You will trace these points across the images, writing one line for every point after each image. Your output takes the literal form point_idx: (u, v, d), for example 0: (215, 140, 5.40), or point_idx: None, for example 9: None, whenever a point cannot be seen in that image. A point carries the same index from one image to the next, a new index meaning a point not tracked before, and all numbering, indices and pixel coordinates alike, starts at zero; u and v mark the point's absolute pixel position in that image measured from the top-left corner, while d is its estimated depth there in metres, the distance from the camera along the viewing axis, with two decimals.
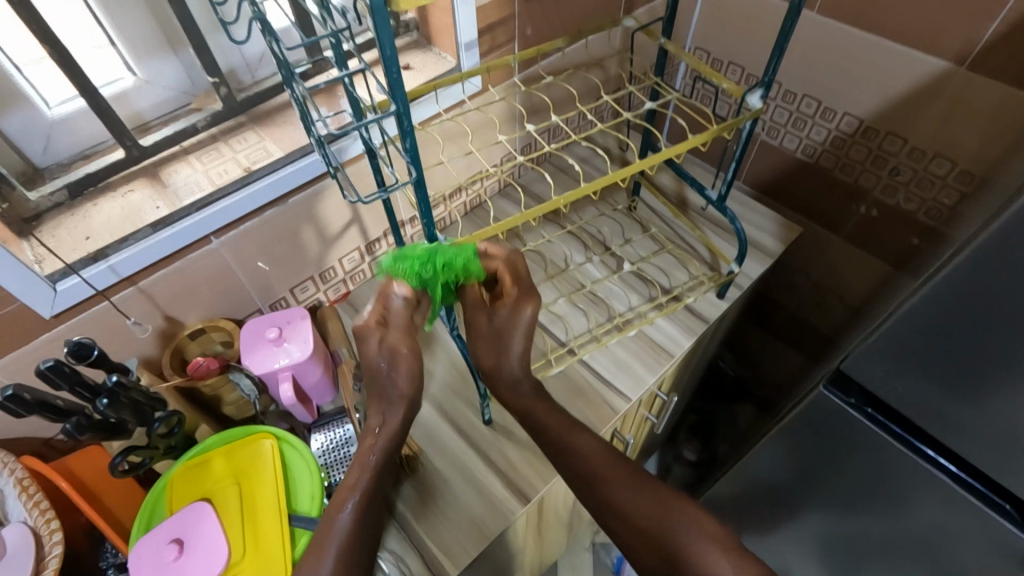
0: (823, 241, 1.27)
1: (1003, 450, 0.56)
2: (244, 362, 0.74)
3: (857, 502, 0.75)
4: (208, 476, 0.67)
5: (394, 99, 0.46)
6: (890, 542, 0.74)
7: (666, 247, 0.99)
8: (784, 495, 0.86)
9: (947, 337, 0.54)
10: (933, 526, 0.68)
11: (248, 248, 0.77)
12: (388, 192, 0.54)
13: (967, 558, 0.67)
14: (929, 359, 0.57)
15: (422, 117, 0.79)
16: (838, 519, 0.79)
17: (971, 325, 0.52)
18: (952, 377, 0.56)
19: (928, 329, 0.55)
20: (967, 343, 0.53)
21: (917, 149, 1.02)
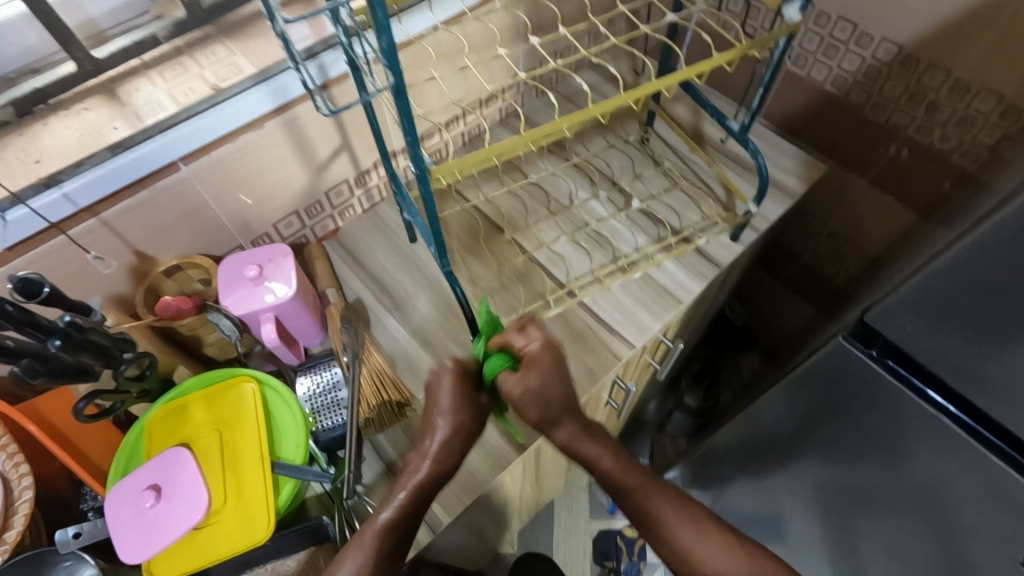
0: (845, 183, 1.19)
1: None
2: (222, 302, 0.69)
3: (860, 453, 0.72)
4: (187, 420, 0.63)
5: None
6: (892, 496, 0.71)
7: (679, 184, 0.92)
8: (785, 446, 0.84)
9: (995, 290, 0.48)
10: (939, 483, 0.64)
11: (221, 177, 0.70)
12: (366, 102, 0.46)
13: (967, 527, 0.64)
14: (967, 312, 0.51)
15: (414, 31, 0.71)
16: (833, 470, 0.77)
17: (1022, 275, 0.46)
18: (986, 333, 0.50)
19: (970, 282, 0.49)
20: (1015, 296, 0.47)
21: (961, 81, 0.92)
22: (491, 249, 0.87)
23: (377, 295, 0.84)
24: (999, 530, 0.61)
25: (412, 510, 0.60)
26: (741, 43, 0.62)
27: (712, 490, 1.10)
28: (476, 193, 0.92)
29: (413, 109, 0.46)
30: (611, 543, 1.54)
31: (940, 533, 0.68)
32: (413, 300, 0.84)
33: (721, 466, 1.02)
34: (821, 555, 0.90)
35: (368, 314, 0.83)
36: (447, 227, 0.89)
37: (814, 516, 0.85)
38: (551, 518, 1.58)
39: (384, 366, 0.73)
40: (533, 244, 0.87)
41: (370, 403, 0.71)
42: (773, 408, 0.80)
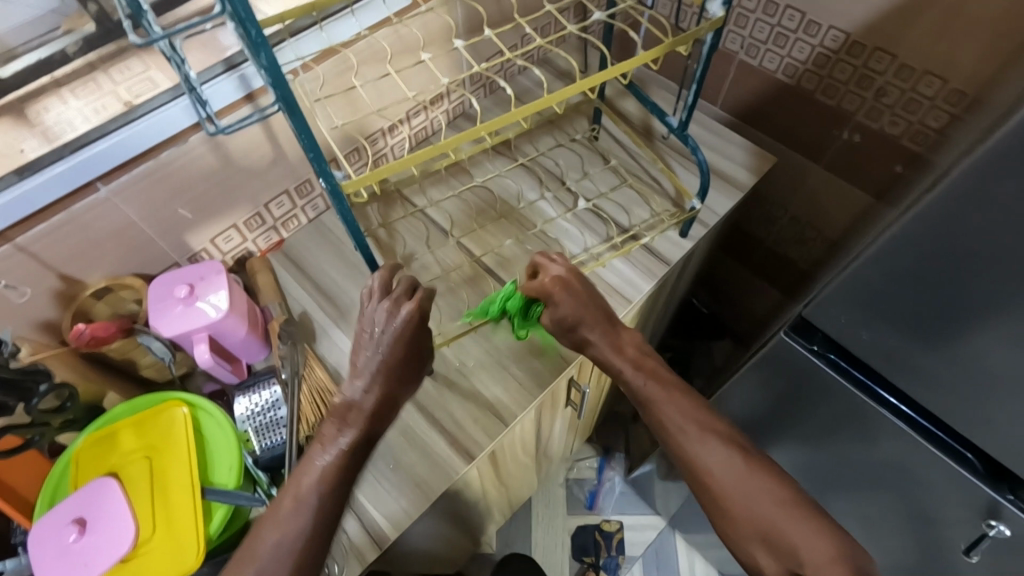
0: (801, 170, 1.18)
1: (969, 386, 0.55)
2: (151, 324, 0.67)
3: (822, 441, 0.76)
4: (115, 448, 0.61)
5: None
6: (853, 477, 0.77)
7: (626, 181, 0.91)
8: (756, 431, 0.86)
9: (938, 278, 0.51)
10: (895, 465, 0.69)
11: (146, 195, 0.68)
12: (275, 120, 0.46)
13: (924, 504, 0.70)
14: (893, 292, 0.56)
15: (339, 38, 0.68)
16: (804, 461, 0.82)
17: (954, 258, 0.49)
18: (928, 318, 0.54)
19: (906, 262, 0.53)
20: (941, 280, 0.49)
21: (905, 66, 0.92)
22: (437, 254, 0.86)
23: (323, 306, 0.83)
24: (954, 506, 0.67)
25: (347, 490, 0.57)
26: (668, 39, 0.61)
27: None
28: (423, 198, 0.90)
29: (307, 124, 0.45)
30: (589, 538, 1.54)
31: (900, 509, 0.74)
32: (359, 309, 0.82)
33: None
34: None
35: (313, 328, 0.81)
36: (394, 232, 0.88)
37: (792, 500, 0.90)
38: (529, 517, 1.58)
39: (326, 381, 0.72)
40: (481, 247, 0.86)
41: (309, 420, 0.70)
42: (735, 400, 0.84)
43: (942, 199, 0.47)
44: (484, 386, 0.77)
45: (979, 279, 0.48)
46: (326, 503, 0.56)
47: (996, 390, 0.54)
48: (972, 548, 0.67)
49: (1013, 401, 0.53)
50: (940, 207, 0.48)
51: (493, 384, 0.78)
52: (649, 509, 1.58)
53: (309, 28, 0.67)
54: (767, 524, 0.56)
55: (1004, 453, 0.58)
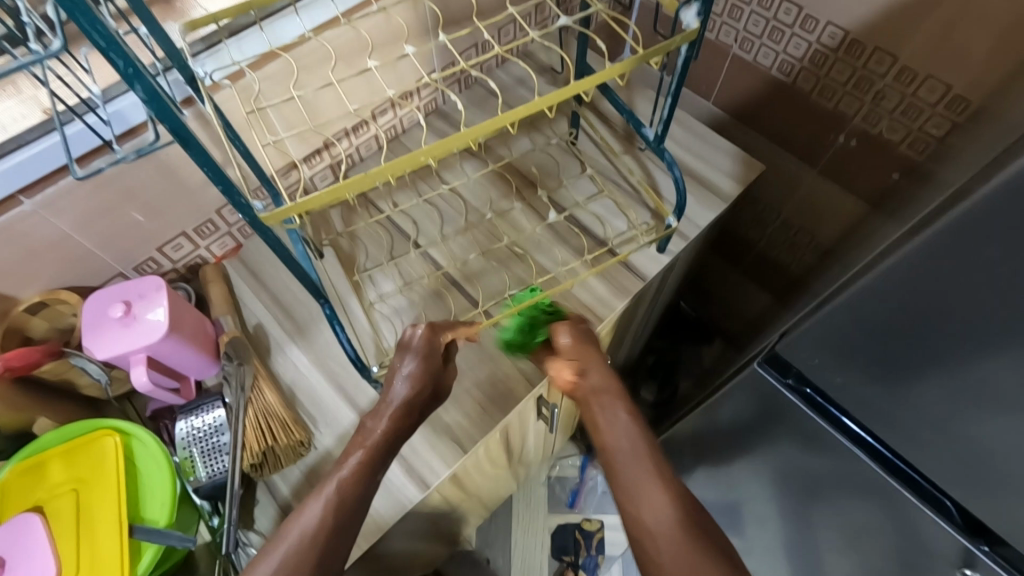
0: (794, 172, 1.13)
1: (944, 442, 0.52)
2: (84, 346, 0.63)
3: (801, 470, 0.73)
4: (43, 479, 0.59)
5: (92, 33, 0.32)
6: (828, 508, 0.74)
7: (604, 190, 0.85)
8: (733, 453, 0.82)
9: (917, 328, 0.47)
10: (867, 500, 0.67)
11: (79, 208, 0.63)
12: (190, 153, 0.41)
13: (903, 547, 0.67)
14: (871, 336, 0.52)
15: (280, 38, 0.64)
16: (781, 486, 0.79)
17: (936, 309, 0.45)
18: (908, 371, 0.51)
19: (888, 309, 0.48)
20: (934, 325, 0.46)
21: (907, 69, 0.87)
22: (399, 265, 0.81)
23: (278, 319, 0.78)
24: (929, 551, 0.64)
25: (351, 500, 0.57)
26: (639, 49, 0.55)
27: None
28: (388, 203, 0.85)
29: (207, 155, 0.40)
30: (569, 537, 1.53)
31: (879, 546, 0.71)
32: (316, 324, 0.78)
33: (680, 464, 1.00)
34: (774, 552, 0.93)
35: (268, 342, 0.78)
36: (357, 239, 0.83)
37: (767, 521, 0.88)
38: (509, 515, 1.56)
39: (273, 404, 0.68)
40: (446, 258, 0.82)
41: (254, 449, 0.66)
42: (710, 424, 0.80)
43: (923, 247, 0.43)
44: (444, 410, 0.74)
45: (963, 340, 0.44)
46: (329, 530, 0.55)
47: (975, 451, 0.50)
48: None
49: (992, 459, 0.49)
50: (921, 258, 0.44)
51: (453, 408, 0.74)
52: None
53: (250, 28, 0.63)
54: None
55: (981, 508, 0.54)
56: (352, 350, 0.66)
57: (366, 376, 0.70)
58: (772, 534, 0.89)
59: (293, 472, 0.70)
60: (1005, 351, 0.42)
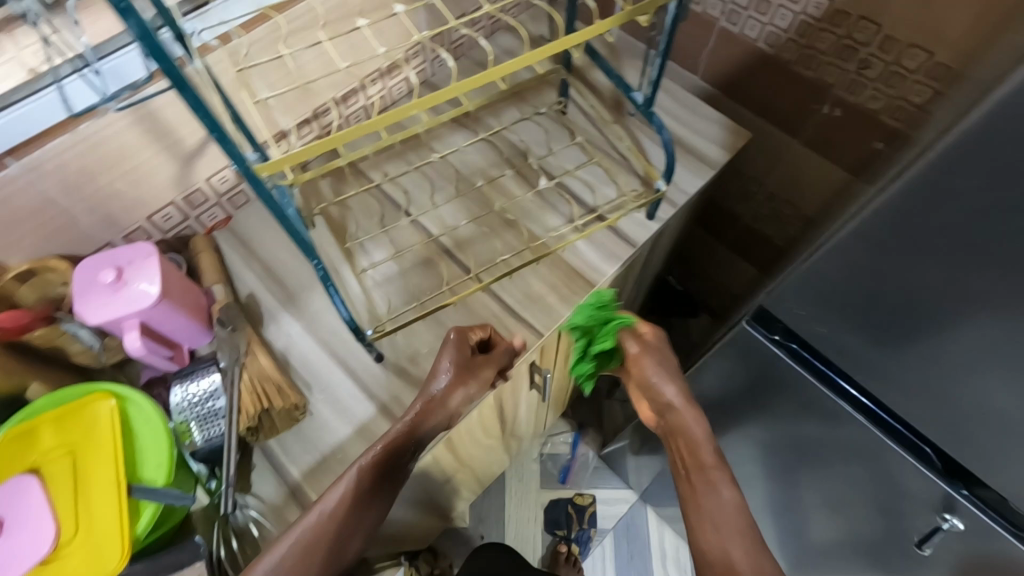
0: (779, 143, 1.14)
1: (921, 386, 0.54)
2: (74, 312, 0.63)
3: (790, 428, 0.75)
4: (34, 445, 0.58)
5: None
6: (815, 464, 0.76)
7: (593, 158, 0.86)
8: (723, 416, 0.84)
9: (897, 274, 0.49)
10: (852, 456, 0.69)
11: (65, 172, 0.63)
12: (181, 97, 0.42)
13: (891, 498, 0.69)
14: (854, 285, 0.53)
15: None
16: (770, 445, 0.81)
17: (913, 254, 0.46)
18: (890, 318, 0.52)
19: (870, 255, 0.50)
20: (914, 272, 0.47)
21: (890, 37, 0.88)
22: (390, 234, 0.81)
23: (270, 288, 0.79)
24: (914, 499, 0.66)
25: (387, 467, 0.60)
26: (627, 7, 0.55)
27: None
28: (378, 173, 0.85)
29: (201, 98, 0.41)
30: (562, 512, 1.55)
31: (866, 499, 0.72)
32: (308, 293, 0.78)
33: None
34: (764, 513, 0.95)
35: (260, 310, 0.78)
36: (347, 210, 0.83)
37: (757, 482, 0.89)
38: (502, 491, 1.58)
39: (268, 369, 0.68)
40: (437, 227, 0.82)
41: (250, 412, 0.66)
42: (700, 387, 0.82)
43: (901, 193, 0.44)
44: None
45: (942, 284, 0.46)
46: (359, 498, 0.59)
47: (952, 393, 0.52)
48: (924, 541, 0.68)
49: (970, 400, 0.51)
50: (900, 201, 0.45)
51: None
52: (622, 484, 1.59)
53: None
54: None
55: (960, 451, 0.56)
56: (345, 312, 0.67)
57: (360, 339, 0.71)
58: (761, 495, 0.91)
59: (289, 438, 0.70)
60: (983, 288, 0.43)
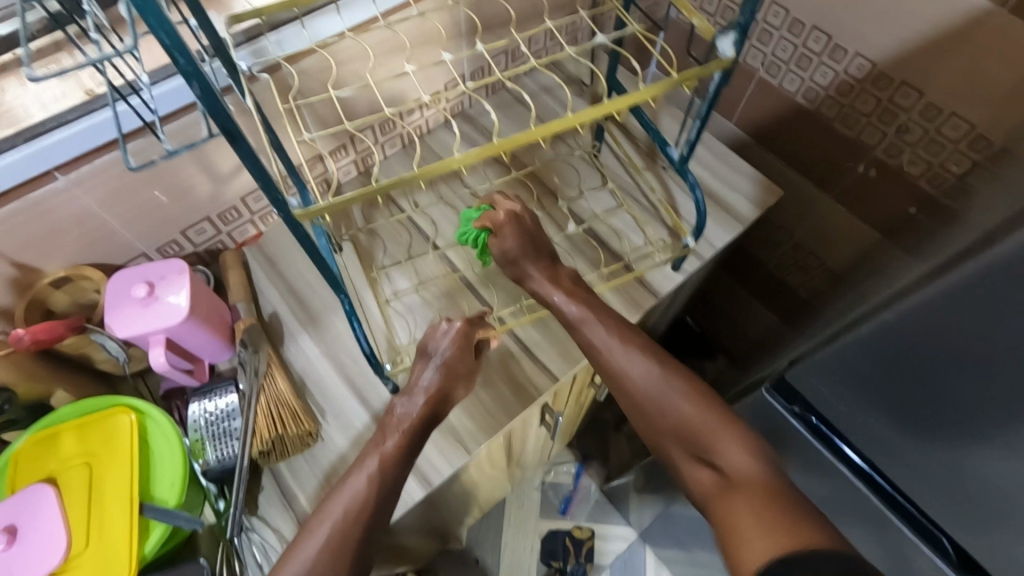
0: (809, 196, 1.13)
1: (932, 477, 0.54)
2: (105, 323, 0.64)
3: None
4: (55, 452, 0.60)
5: (159, 30, 0.33)
6: None
7: (624, 205, 0.86)
8: None
9: (926, 368, 0.50)
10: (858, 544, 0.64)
11: (110, 186, 0.64)
12: (239, 151, 0.41)
13: None
14: (884, 372, 0.53)
15: (321, 33, 0.65)
16: None
17: (950, 349, 0.48)
18: (914, 408, 0.53)
19: (905, 343, 0.51)
20: (946, 365, 0.49)
21: (932, 105, 0.87)
22: (416, 264, 0.82)
23: (293, 309, 0.80)
24: None
25: (398, 454, 0.62)
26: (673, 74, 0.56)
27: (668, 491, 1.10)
28: (409, 202, 0.86)
29: (254, 155, 0.41)
30: (559, 543, 1.53)
31: None
32: (328, 319, 0.79)
33: None
34: None
35: (282, 330, 0.79)
36: (376, 237, 0.84)
37: None
38: (500, 517, 1.56)
39: (285, 393, 0.69)
40: (462, 261, 0.83)
41: (264, 436, 0.67)
42: None
43: None
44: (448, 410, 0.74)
45: (976, 381, 0.47)
46: (381, 491, 0.60)
47: (974, 492, 0.51)
48: None
49: (996, 502, 0.50)
50: None
51: (458, 407, 0.75)
52: (622, 520, 1.57)
53: (290, 23, 0.64)
54: (672, 423, 0.58)
55: (979, 549, 0.55)
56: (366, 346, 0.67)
57: (378, 371, 0.70)
58: None
59: (300, 464, 0.71)
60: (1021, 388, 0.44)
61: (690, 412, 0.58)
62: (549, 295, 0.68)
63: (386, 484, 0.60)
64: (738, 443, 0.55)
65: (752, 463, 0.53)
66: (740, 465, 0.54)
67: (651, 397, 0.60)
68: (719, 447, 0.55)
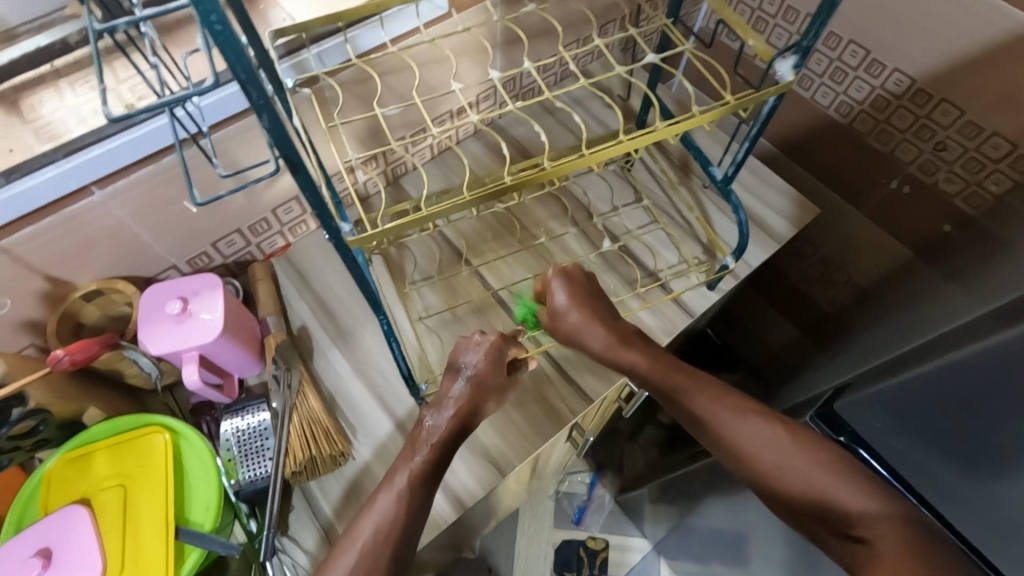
0: (838, 212, 1.11)
1: (994, 524, 0.51)
2: (138, 339, 0.63)
3: None
4: (89, 472, 0.60)
5: (233, 63, 0.34)
6: None
7: (658, 222, 0.85)
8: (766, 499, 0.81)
9: (998, 411, 0.50)
10: None
11: (145, 200, 0.63)
12: (302, 185, 0.42)
13: None
14: (947, 409, 0.53)
15: (363, 47, 0.65)
16: None
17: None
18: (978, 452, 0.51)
19: (980, 382, 0.51)
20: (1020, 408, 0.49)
21: (973, 123, 0.84)
22: (447, 279, 0.81)
23: (323, 322, 0.78)
24: None
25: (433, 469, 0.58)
26: (727, 98, 0.55)
27: (691, 509, 1.09)
28: None
29: (314, 184, 0.42)
30: (573, 554, 1.51)
31: None
32: (359, 335, 0.78)
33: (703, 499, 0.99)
34: None
35: (311, 345, 0.77)
36: (406, 250, 0.82)
37: None
38: (513, 527, 1.54)
39: (319, 412, 0.69)
40: (494, 276, 0.81)
41: (297, 456, 0.66)
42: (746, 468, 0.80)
43: None
44: (480, 430, 0.73)
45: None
46: (410, 510, 0.55)
47: None
48: None
49: None
50: None
51: (490, 428, 0.73)
52: (637, 531, 1.56)
53: (333, 36, 0.63)
54: (788, 488, 0.52)
55: None
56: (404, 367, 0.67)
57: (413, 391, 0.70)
58: None
59: (331, 483, 0.70)
60: None
61: (775, 443, 0.54)
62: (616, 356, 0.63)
63: (415, 505, 0.55)
64: (856, 490, 0.49)
65: (885, 511, 0.48)
66: (874, 514, 0.48)
67: (764, 459, 0.53)
68: (832, 496, 0.50)
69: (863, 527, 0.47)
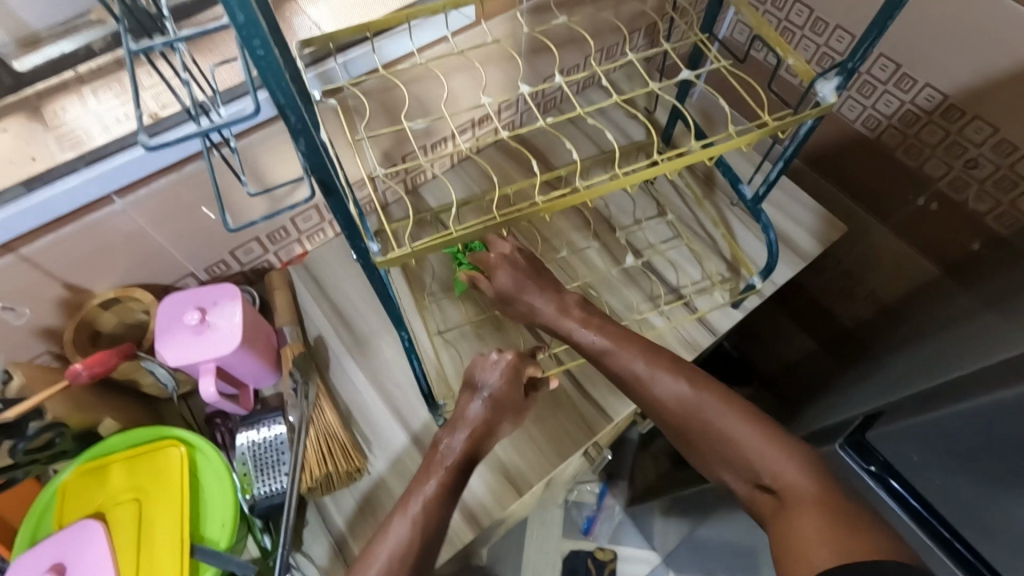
0: (862, 226, 1.08)
1: None
2: (155, 350, 0.62)
3: None
4: (105, 485, 0.60)
5: (273, 87, 0.35)
6: None
7: (682, 237, 0.83)
8: None
9: None
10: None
11: (165, 208, 0.62)
12: (337, 203, 0.43)
13: None
14: (994, 445, 0.48)
15: (391, 56, 0.63)
16: None
17: None
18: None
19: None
20: None
21: (1007, 141, 0.81)
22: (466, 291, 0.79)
23: (339, 332, 0.77)
24: None
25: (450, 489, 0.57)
26: (767, 118, 0.53)
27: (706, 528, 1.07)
28: None
29: (345, 206, 0.42)
30: (581, 564, 1.50)
31: None
32: (376, 345, 0.77)
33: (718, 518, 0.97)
34: None
35: (327, 355, 0.76)
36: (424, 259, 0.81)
37: None
38: (522, 535, 1.53)
39: (335, 426, 0.68)
40: None
41: (314, 471, 0.65)
42: None
43: None
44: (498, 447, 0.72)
45: None
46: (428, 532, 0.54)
47: None
48: None
49: None
50: None
51: (507, 444, 0.72)
52: (646, 543, 1.54)
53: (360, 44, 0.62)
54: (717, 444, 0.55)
55: None
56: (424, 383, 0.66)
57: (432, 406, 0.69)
58: None
59: (346, 497, 0.69)
60: None
61: (714, 413, 0.55)
62: (561, 322, 0.64)
63: (433, 526, 0.54)
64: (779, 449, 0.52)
65: (811, 478, 0.49)
66: (792, 475, 0.50)
67: (688, 418, 0.56)
68: (758, 454, 0.52)
69: (772, 480, 0.51)
